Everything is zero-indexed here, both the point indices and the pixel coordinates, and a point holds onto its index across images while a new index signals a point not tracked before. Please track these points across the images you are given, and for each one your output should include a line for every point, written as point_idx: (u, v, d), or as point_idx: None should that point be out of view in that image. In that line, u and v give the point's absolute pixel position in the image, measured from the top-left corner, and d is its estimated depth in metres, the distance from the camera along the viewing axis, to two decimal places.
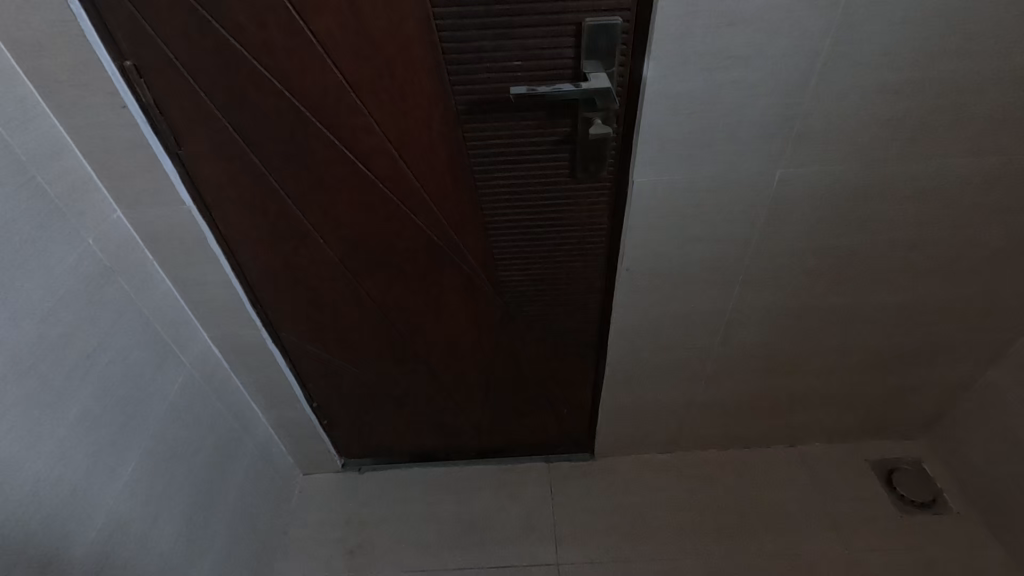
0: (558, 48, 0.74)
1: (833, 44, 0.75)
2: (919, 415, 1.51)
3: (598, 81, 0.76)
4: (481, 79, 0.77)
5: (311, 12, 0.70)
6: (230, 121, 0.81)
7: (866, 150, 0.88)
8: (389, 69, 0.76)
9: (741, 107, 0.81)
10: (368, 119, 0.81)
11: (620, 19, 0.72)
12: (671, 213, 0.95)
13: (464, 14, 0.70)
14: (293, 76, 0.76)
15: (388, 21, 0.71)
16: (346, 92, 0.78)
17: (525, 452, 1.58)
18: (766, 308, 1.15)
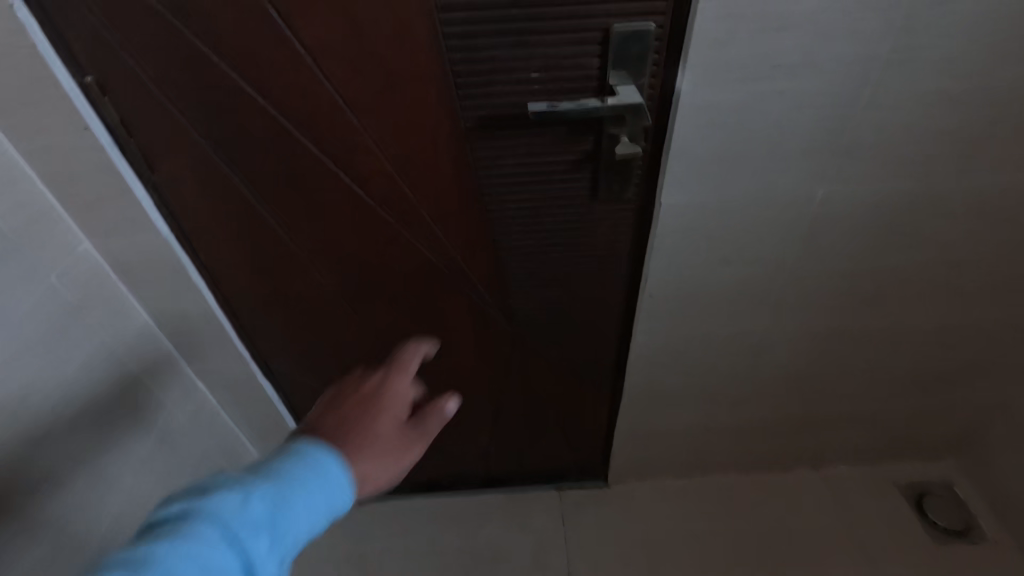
0: (581, 57, 0.66)
1: (891, 51, 0.66)
2: (949, 436, 1.43)
3: (627, 95, 0.67)
4: (494, 93, 0.68)
5: (301, 17, 0.61)
6: (209, 143, 0.72)
7: (919, 165, 0.79)
8: (390, 82, 0.66)
9: (784, 121, 0.72)
10: (368, 139, 0.72)
11: (653, 24, 0.63)
12: (701, 236, 0.86)
13: (476, 19, 0.61)
14: (281, 92, 0.67)
15: (389, 27, 0.62)
16: (341, 109, 0.68)
17: (534, 480, 1.50)
18: (797, 333, 1.07)
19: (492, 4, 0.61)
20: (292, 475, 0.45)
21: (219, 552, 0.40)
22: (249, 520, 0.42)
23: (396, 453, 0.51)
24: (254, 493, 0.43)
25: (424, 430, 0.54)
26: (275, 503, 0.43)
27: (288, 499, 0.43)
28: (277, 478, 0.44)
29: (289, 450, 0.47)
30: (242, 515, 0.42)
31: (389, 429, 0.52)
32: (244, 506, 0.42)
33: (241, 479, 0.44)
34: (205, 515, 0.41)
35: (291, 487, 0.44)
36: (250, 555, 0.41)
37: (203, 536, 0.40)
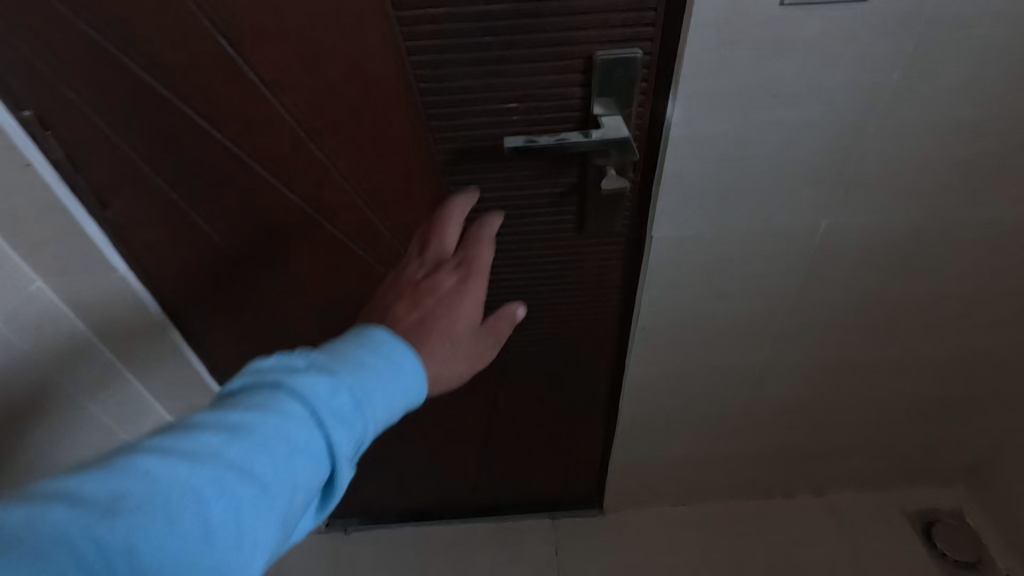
0: (563, 86, 0.60)
1: (902, 78, 0.61)
2: (960, 462, 1.37)
3: (613, 128, 0.61)
4: (469, 125, 0.63)
5: (252, 47, 0.55)
6: (163, 178, 0.67)
7: (932, 195, 0.73)
8: (356, 114, 0.61)
9: (785, 151, 0.67)
10: (334, 173, 0.67)
11: (640, 52, 0.57)
12: (696, 269, 0.80)
13: (445, 47, 0.56)
14: (238, 125, 0.62)
15: (350, 58, 0.57)
16: (303, 143, 0.63)
17: (528, 508, 1.44)
18: (800, 364, 1.01)
19: (462, 32, 0.55)
20: (376, 365, 0.43)
21: (305, 430, 0.38)
22: (336, 404, 0.40)
23: (474, 352, 0.54)
24: (341, 378, 0.41)
25: (496, 331, 0.57)
26: (361, 389, 0.41)
27: (370, 388, 0.42)
28: (362, 369, 0.42)
29: (371, 343, 0.45)
30: (328, 398, 0.40)
31: (465, 327, 0.53)
32: (329, 390, 0.40)
33: (328, 359, 0.42)
34: (293, 392, 0.39)
35: (376, 378, 0.42)
36: (334, 439, 0.39)
37: (291, 412, 0.38)
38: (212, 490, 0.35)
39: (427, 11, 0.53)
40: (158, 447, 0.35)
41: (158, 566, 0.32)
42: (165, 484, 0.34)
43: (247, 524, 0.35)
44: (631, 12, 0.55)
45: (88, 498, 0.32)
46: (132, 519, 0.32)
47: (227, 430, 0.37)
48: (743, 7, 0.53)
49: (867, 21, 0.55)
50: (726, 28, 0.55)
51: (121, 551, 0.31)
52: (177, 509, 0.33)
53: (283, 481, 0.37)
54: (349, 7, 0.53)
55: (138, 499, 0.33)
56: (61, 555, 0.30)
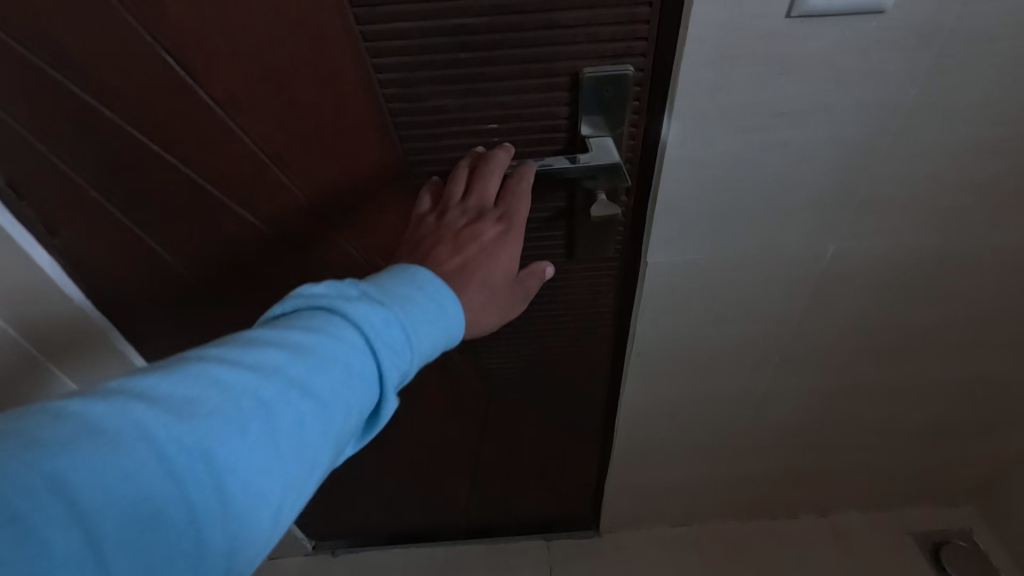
0: (547, 105, 0.55)
1: (920, 95, 0.55)
2: (968, 483, 1.32)
3: (603, 150, 0.56)
4: (447, 147, 0.58)
5: (203, 67, 0.50)
6: (117, 204, 0.62)
7: (948, 217, 0.68)
8: (321, 138, 0.56)
9: (789, 174, 0.61)
10: (301, 199, 0.62)
11: (631, 68, 0.52)
12: (695, 294, 0.76)
13: (416, 65, 0.51)
14: (193, 150, 0.57)
15: (312, 78, 0.52)
16: (266, 167, 0.59)
17: (521, 529, 1.40)
18: (804, 389, 0.97)
19: (434, 47, 0.50)
20: (422, 302, 0.44)
21: (358, 357, 0.40)
22: (386, 334, 0.41)
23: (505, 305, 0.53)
24: (390, 311, 0.42)
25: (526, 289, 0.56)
26: (408, 322, 0.42)
27: (417, 322, 0.43)
28: (409, 304, 0.43)
29: (416, 281, 0.46)
30: (379, 328, 0.41)
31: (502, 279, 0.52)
32: (382, 320, 0.41)
33: (378, 292, 0.43)
34: (346, 318, 0.40)
35: (421, 313, 0.44)
36: (383, 367, 0.41)
37: (347, 339, 0.40)
38: (277, 400, 0.37)
39: (395, 25, 0.48)
40: (228, 359, 0.38)
41: (231, 467, 0.35)
42: (236, 392, 0.36)
43: (306, 437, 0.38)
44: (621, 26, 0.50)
45: (163, 401, 0.35)
46: (208, 421, 0.34)
47: (289, 348, 0.38)
48: (745, 20, 0.48)
49: (882, 34, 0.50)
50: (726, 42, 0.49)
51: (199, 449, 0.34)
52: (247, 416, 0.36)
53: (338, 402, 0.39)
54: (308, 25, 0.48)
55: (212, 404, 0.35)
56: (151, 446, 0.33)
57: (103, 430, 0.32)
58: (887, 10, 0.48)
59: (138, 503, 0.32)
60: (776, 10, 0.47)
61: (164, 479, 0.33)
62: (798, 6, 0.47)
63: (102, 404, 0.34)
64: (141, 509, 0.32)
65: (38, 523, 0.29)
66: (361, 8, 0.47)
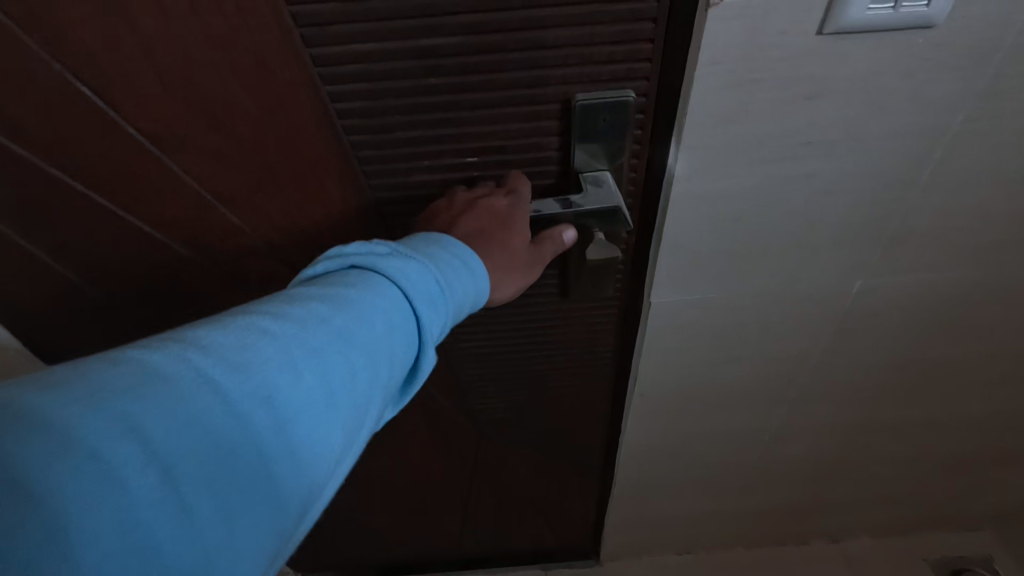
0: (533, 137, 0.48)
1: (970, 120, 0.47)
2: (988, 510, 1.25)
3: (601, 188, 0.50)
4: (422, 181, 0.51)
5: (126, 98, 0.43)
6: (45, 252, 0.54)
7: (989, 251, 0.60)
8: (274, 176, 0.49)
9: (814, 207, 0.54)
10: (255, 241, 0.56)
11: (633, 94, 0.45)
12: (704, 333, 0.68)
13: (380, 93, 0.44)
14: (127, 189, 0.49)
15: (256, 111, 0.44)
16: (212, 208, 0.52)
17: (519, 558, 1.33)
18: (819, 425, 0.90)
19: (399, 72, 0.43)
20: (452, 261, 0.41)
21: (400, 310, 0.36)
22: (424, 289, 0.38)
23: (521, 272, 0.48)
24: (423, 267, 0.39)
25: (542, 257, 0.50)
26: (442, 278, 0.39)
27: (452, 278, 0.40)
28: (440, 262, 0.40)
29: (437, 242, 0.42)
30: (416, 282, 0.38)
31: (518, 245, 0.48)
32: (418, 274, 0.38)
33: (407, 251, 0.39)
34: (384, 272, 0.37)
35: (452, 272, 0.40)
36: (424, 321, 0.37)
37: (387, 292, 0.36)
38: (333, 348, 0.32)
39: (352, 47, 0.41)
40: (271, 311, 0.32)
41: (296, 416, 0.29)
42: (289, 339, 0.31)
43: (362, 388, 0.33)
44: (620, 45, 0.42)
45: (215, 349, 0.29)
46: (266, 367, 0.29)
47: (334, 300, 0.34)
48: (768, 40, 0.40)
49: (930, 53, 0.42)
50: (746, 66, 0.42)
51: (260, 397, 0.28)
52: (306, 363, 0.30)
53: (386, 353, 0.34)
54: (247, 51, 0.40)
55: (266, 353, 0.29)
56: (212, 392, 0.27)
57: (152, 376, 0.26)
58: (939, 24, 0.40)
59: (206, 453, 0.26)
60: (806, 26, 0.40)
61: (229, 429, 0.27)
62: (832, 22, 0.39)
63: (152, 354, 0.28)
64: (211, 462, 0.26)
65: (97, 478, 0.23)
66: (310, 29, 0.40)
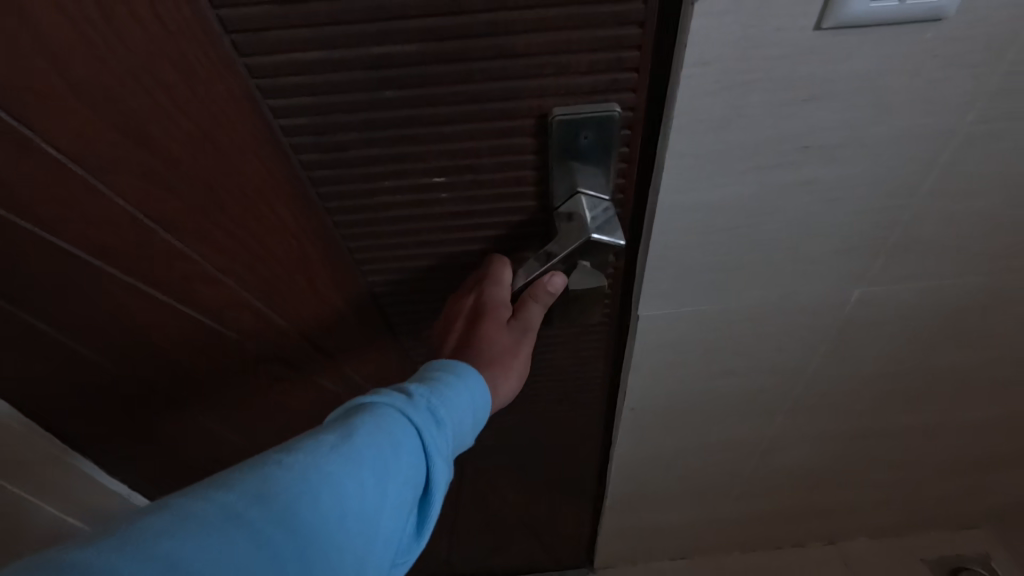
0: (506, 155, 0.45)
1: (981, 120, 0.43)
2: (985, 510, 1.23)
3: (572, 222, 0.46)
4: (384, 204, 0.49)
5: (43, 117, 0.40)
6: None
7: (997, 257, 0.57)
8: (219, 202, 0.47)
9: (812, 217, 0.50)
10: (203, 266, 0.54)
11: (618, 108, 0.41)
12: (696, 346, 0.65)
13: (332, 105, 0.41)
14: (54, 216, 0.47)
15: (191, 130, 0.41)
16: (154, 234, 0.50)
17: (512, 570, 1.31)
18: (817, 431, 0.87)
19: (349, 84, 0.39)
20: (452, 377, 0.43)
21: (403, 431, 0.39)
22: (422, 408, 0.40)
23: (515, 352, 0.50)
24: (417, 390, 0.41)
25: (529, 322, 0.50)
26: (437, 395, 0.41)
27: (450, 397, 0.42)
28: (441, 383, 0.43)
29: (438, 364, 0.45)
30: (414, 400, 0.41)
31: (496, 333, 0.49)
32: (419, 400, 0.41)
33: (409, 381, 0.43)
34: (386, 401, 0.40)
35: (446, 386, 0.43)
36: (427, 439, 0.40)
37: (390, 418, 0.39)
38: (340, 471, 0.35)
39: (293, 56, 0.37)
40: (287, 446, 0.36)
41: (312, 542, 0.33)
42: (303, 470, 0.35)
43: (374, 510, 0.36)
44: (604, 54, 0.38)
45: (242, 486, 0.33)
46: (284, 499, 0.33)
47: (341, 428, 0.38)
48: (761, 37, 0.36)
49: (938, 49, 0.38)
50: (738, 66, 0.38)
51: (281, 526, 0.32)
52: (318, 490, 0.34)
53: (394, 474, 0.37)
54: (172, 59, 0.37)
55: (284, 484, 0.34)
56: (236, 526, 0.32)
57: (185, 517, 0.31)
58: (950, 17, 0.36)
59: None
60: (801, 22, 0.36)
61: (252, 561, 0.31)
62: (831, 17, 0.35)
63: (190, 498, 0.33)
64: None
65: None
66: (242, 35, 0.36)
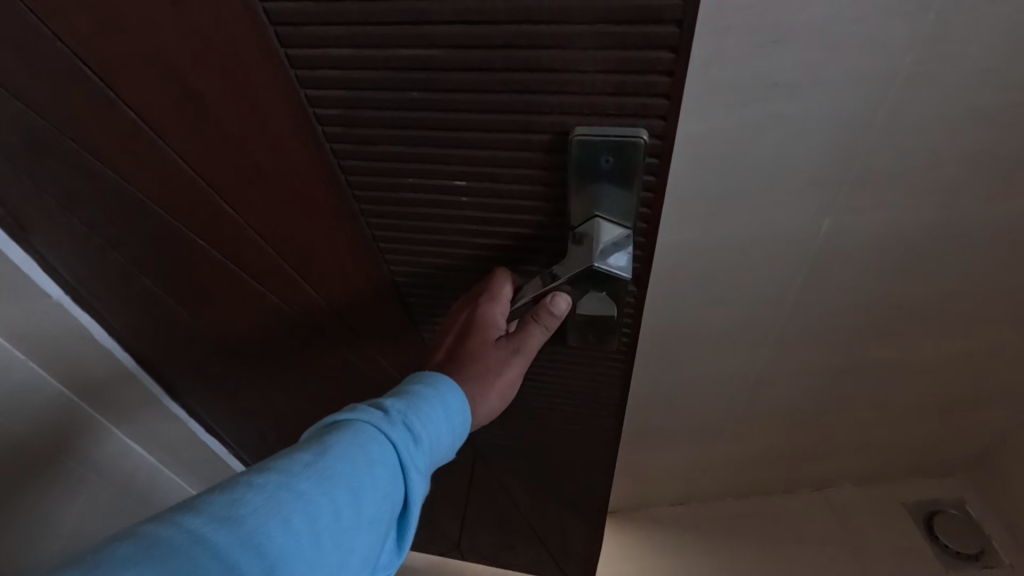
0: (523, 168, 0.52)
1: (917, 61, 0.53)
2: (961, 456, 1.34)
3: (582, 243, 0.53)
4: (412, 196, 0.58)
5: (133, 89, 0.53)
6: (75, 198, 0.68)
7: (941, 191, 0.68)
8: (260, 172, 0.59)
9: (785, 148, 0.60)
10: (244, 227, 0.68)
11: (645, 134, 0.46)
12: (687, 268, 0.75)
13: (379, 105, 0.50)
14: (136, 168, 0.62)
15: (242, 107, 0.52)
16: (207, 194, 0.64)
17: (531, 552, 1.37)
18: (798, 366, 0.97)
19: (385, 83, 0.48)
20: (429, 393, 0.49)
21: (377, 447, 0.45)
22: (397, 422, 0.46)
23: (499, 369, 0.57)
24: (395, 404, 0.48)
25: (520, 340, 0.58)
26: (414, 411, 0.47)
27: (423, 413, 0.48)
28: (417, 399, 0.49)
29: (424, 378, 0.51)
30: (391, 415, 0.47)
31: (486, 349, 0.58)
32: (393, 419, 0.47)
33: (384, 397, 0.49)
34: (363, 419, 0.46)
35: (422, 401, 0.48)
36: (403, 452, 0.46)
37: (365, 436, 0.45)
38: (313, 490, 0.42)
39: (327, 51, 0.46)
40: (261, 469, 0.42)
41: (285, 561, 0.39)
42: (276, 489, 0.41)
43: (346, 524, 0.42)
44: (633, 77, 0.43)
45: (214, 512, 0.39)
46: (254, 519, 0.39)
47: (316, 446, 0.44)
48: None
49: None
50: (722, 13, 0.48)
51: (251, 546, 0.38)
52: (288, 509, 0.40)
53: (369, 491, 0.44)
54: (224, 46, 0.47)
55: (256, 505, 0.40)
56: (207, 548, 0.37)
57: (160, 541, 0.36)
58: None
59: None
60: None
61: None
62: None
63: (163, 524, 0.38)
64: None
65: None
66: (285, 28, 0.45)
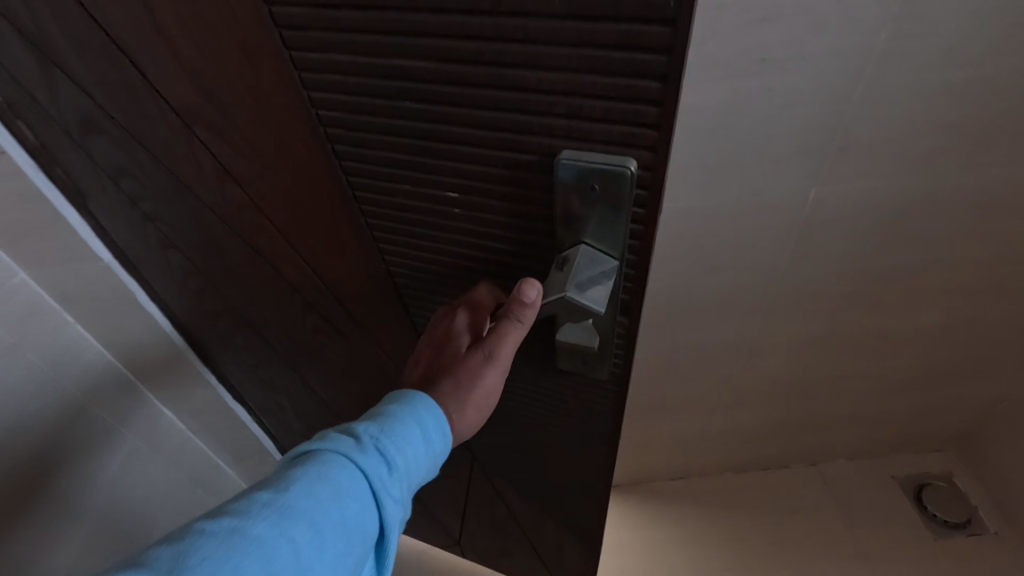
0: (512, 186, 0.52)
1: (890, 38, 0.60)
2: (947, 430, 1.41)
3: (563, 268, 0.53)
4: (405, 203, 0.60)
5: (167, 78, 0.58)
6: (120, 174, 0.74)
7: (917, 163, 0.74)
8: (274, 163, 0.63)
9: (776, 118, 0.66)
10: (260, 213, 0.72)
11: (633, 165, 0.45)
12: (688, 235, 0.81)
13: (375, 112, 0.51)
14: (170, 151, 0.67)
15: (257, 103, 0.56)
16: (229, 180, 0.68)
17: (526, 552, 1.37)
18: (791, 336, 1.03)
19: (377, 92, 0.49)
20: (401, 416, 0.50)
21: (342, 478, 0.46)
22: (365, 449, 0.47)
23: (475, 377, 0.57)
24: (364, 430, 0.48)
25: (493, 350, 0.56)
26: (383, 436, 0.48)
27: (393, 438, 0.48)
28: (387, 421, 0.49)
29: (402, 399, 0.52)
30: (360, 444, 0.47)
31: (461, 361, 0.59)
32: (361, 446, 0.47)
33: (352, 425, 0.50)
34: (329, 449, 0.47)
35: (393, 422, 0.49)
36: (371, 479, 0.47)
37: (329, 468, 0.46)
38: (271, 529, 0.42)
39: (331, 57, 0.48)
40: (217, 513, 0.43)
41: None
42: (234, 530, 0.41)
43: (309, 560, 0.43)
44: (620, 105, 0.42)
45: (168, 560, 0.39)
46: (208, 565, 0.39)
47: (278, 483, 0.45)
48: None
49: None
50: None
51: None
52: (243, 555, 0.40)
53: (335, 522, 0.44)
54: (243, 45, 0.51)
55: (210, 551, 0.40)
56: None
57: None
58: None
59: None
60: None
61: None
62: None
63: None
64: None
65: None
66: (292, 31, 0.47)
